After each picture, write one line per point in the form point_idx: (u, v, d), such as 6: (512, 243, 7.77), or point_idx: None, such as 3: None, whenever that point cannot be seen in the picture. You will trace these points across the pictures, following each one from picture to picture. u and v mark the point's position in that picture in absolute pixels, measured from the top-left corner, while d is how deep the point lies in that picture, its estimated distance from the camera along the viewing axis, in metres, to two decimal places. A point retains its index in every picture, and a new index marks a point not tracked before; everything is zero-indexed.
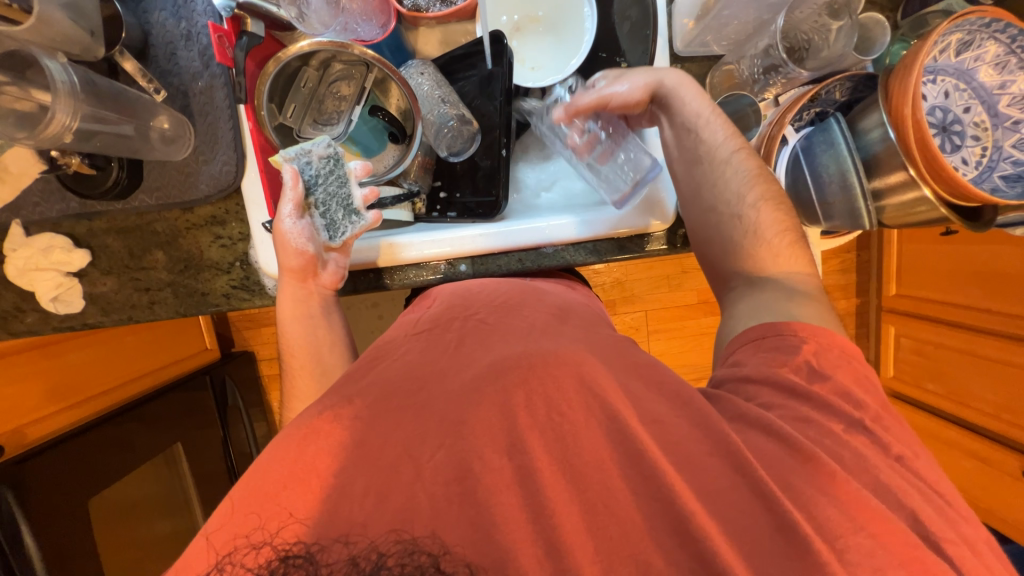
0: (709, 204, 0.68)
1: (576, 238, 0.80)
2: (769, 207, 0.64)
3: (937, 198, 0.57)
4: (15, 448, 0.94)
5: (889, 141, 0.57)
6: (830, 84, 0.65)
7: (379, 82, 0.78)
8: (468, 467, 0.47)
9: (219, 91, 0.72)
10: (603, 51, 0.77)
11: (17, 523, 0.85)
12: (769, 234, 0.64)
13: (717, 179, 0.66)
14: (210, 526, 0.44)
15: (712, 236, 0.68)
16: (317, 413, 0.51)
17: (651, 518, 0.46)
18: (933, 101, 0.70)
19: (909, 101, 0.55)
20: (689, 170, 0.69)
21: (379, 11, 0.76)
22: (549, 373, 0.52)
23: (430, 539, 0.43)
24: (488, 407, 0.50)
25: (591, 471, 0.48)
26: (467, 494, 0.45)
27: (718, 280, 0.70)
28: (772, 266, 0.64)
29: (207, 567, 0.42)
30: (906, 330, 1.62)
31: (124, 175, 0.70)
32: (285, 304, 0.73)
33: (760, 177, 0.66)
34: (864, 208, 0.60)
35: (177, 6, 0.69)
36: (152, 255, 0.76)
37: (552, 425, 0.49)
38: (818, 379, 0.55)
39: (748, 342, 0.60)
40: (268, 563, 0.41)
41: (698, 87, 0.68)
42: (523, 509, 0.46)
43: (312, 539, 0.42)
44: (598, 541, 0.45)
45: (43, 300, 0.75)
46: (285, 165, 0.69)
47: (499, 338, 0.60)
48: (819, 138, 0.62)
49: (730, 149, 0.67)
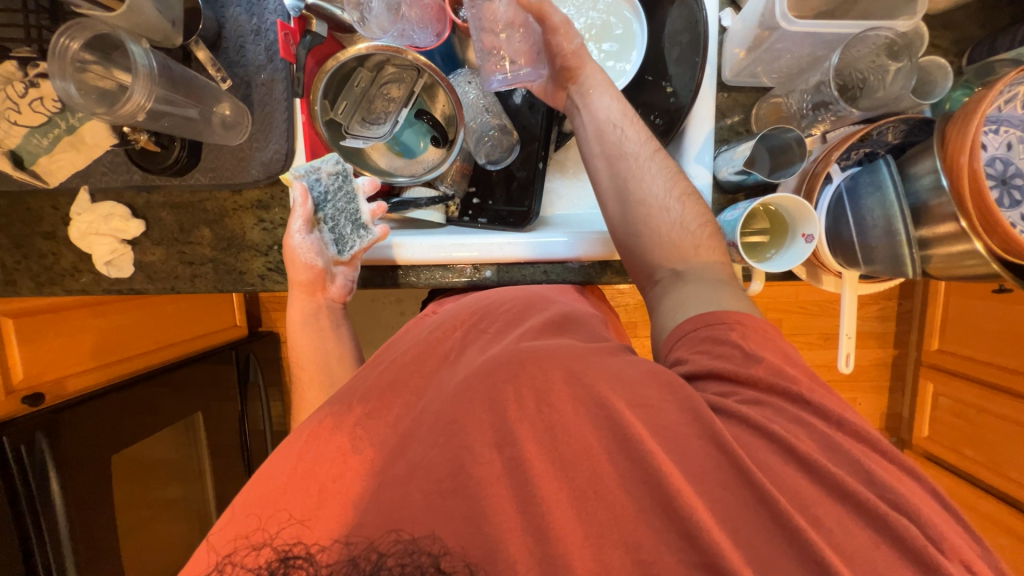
0: (635, 199, 0.70)
1: (561, 256, 0.80)
2: (690, 202, 0.69)
3: (990, 254, 0.53)
4: (54, 398, 1.00)
5: (940, 188, 0.55)
6: (882, 125, 0.63)
7: (427, 87, 0.82)
8: (460, 464, 0.51)
9: (279, 84, 0.76)
10: (649, 74, 0.79)
11: (45, 467, 0.91)
12: (693, 225, 0.68)
13: (644, 175, 0.70)
14: (219, 525, 0.51)
15: (641, 228, 0.70)
16: (320, 418, 0.57)
17: (635, 536, 0.49)
18: (994, 152, 0.62)
19: (966, 148, 0.52)
20: (613, 165, 0.71)
21: (435, 20, 0.77)
22: (545, 393, 0.56)
23: (430, 540, 0.47)
24: (480, 408, 0.55)
25: (584, 487, 0.51)
26: (458, 489, 0.50)
27: (643, 275, 0.71)
28: (694, 258, 0.67)
29: (208, 567, 0.48)
30: (945, 388, 1.53)
31: (185, 155, 0.75)
32: (297, 316, 0.78)
33: (677, 176, 0.71)
34: (909, 255, 0.57)
35: (251, 3, 0.74)
36: (199, 231, 0.81)
37: (546, 439, 0.53)
38: (751, 363, 0.57)
39: (683, 336, 0.63)
40: (268, 563, 0.47)
41: (615, 92, 0.74)
42: (514, 514, 0.50)
43: (312, 540, 0.48)
44: (579, 555, 0.48)
45: (98, 263, 0.81)
46: (295, 181, 0.72)
47: (514, 347, 0.62)
48: (866, 180, 0.61)
49: (649, 148, 0.71)
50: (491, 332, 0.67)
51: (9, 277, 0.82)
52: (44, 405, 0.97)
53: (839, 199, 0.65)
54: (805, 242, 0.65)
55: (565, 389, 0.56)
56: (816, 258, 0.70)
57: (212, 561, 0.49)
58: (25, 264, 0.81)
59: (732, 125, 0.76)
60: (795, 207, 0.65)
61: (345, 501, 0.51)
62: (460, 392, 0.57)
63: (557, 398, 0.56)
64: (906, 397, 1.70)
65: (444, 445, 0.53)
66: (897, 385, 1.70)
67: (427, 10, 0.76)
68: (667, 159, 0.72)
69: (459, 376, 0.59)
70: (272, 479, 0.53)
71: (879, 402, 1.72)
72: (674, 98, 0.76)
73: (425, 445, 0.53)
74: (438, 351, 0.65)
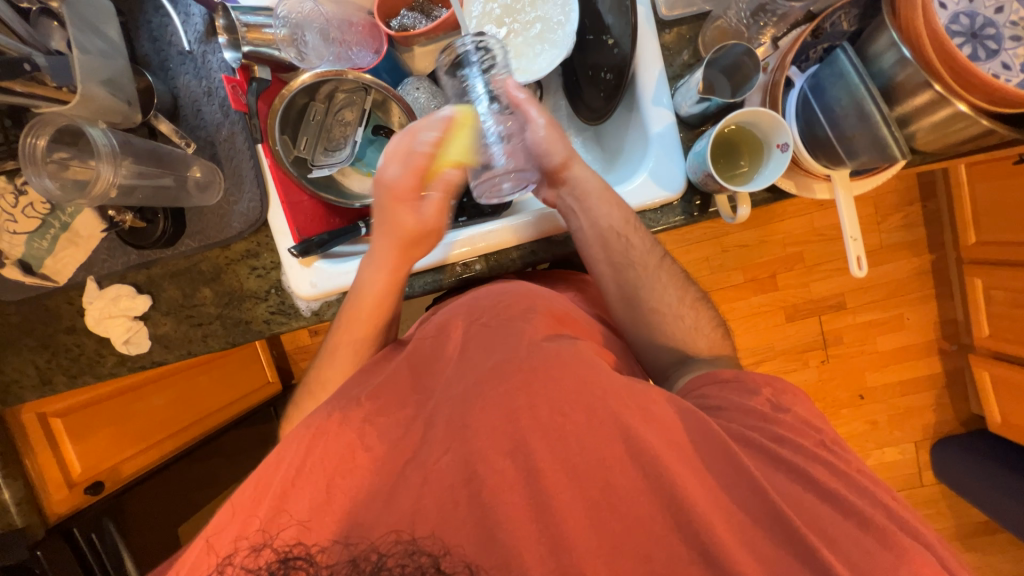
0: (649, 307, 0.73)
1: (523, 238, 0.78)
2: (700, 308, 0.74)
3: (975, 111, 0.51)
4: (114, 483, 1.06)
5: (904, 60, 0.52)
6: (832, 14, 0.62)
7: (378, 103, 0.85)
8: (472, 469, 0.53)
9: (239, 135, 0.78)
10: (590, 32, 0.81)
11: (119, 552, 1.00)
12: (702, 327, 0.72)
13: (653, 287, 0.73)
14: (214, 528, 0.53)
15: (651, 331, 0.73)
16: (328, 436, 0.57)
17: (644, 507, 0.51)
18: (956, 8, 0.59)
19: (920, 11, 0.50)
20: (620, 273, 0.73)
21: (371, 38, 0.81)
22: (551, 376, 0.57)
23: (430, 540, 0.50)
24: (482, 407, 0.56)
25: (590, 465, 0.52)
26: (472, 494, 0.52)
27: (635, 318, 0.73)
28: (691, 333, 0.72)
29: (209, 568, 0.50)
30: (996, 281, 1.43)
31: (169, 224, 0.78)
32: (325, 359, 0.77)
33: (685, 284, 0.75)
34: (889, 135, 0.54)
35: (198, 68, 0.78)
36: (202, 292, 0.83)
37: (550, 423, 0.54)
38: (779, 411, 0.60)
39: (703, 376, 0.65)
40: (268, 564, 0.49)
41: (612, 199, 0.73)
42: (523, 499, 0.51)
43: (311, 541, 0.51)
44: (586, 528, 0.50)
45: (117, 344, 0.84)
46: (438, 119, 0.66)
47: (513, 350, 0.62)
48: (827, 73, 0.58)
49: (655, 256, 0.74)
50: (492, 325, 0.67)
51: (45, 377, 0.86)
52: (105, 493, 1.04)
53: (805, 100, 0.63)
54: (780, 152, 0.64)
55: (569, 380, 0.57)
56: (799, 167, 0.67)
57: (212, 562, 0.51)
58: (55, 361, 0.86)
59: (683, 62, 0.74)
60: (763, 118, 0.64)
61: (362, 512, 0.52)
62: (463, 395, 0.58)
63: (560, 384, 0.57)
64: (957, 301, 1.59)
65: (455, 449, 0.54)
66: (943, 291, 1.60)
67: (359, 31, 0.80)
68: (673, 266, 0.75)
69: (464, 379, 0.60)
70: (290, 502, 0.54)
71: (928, 313, 1.61)
72: (618, 49, 0.75)
73: (439, 449, 0.55)
74: (444, 351, 0.68)
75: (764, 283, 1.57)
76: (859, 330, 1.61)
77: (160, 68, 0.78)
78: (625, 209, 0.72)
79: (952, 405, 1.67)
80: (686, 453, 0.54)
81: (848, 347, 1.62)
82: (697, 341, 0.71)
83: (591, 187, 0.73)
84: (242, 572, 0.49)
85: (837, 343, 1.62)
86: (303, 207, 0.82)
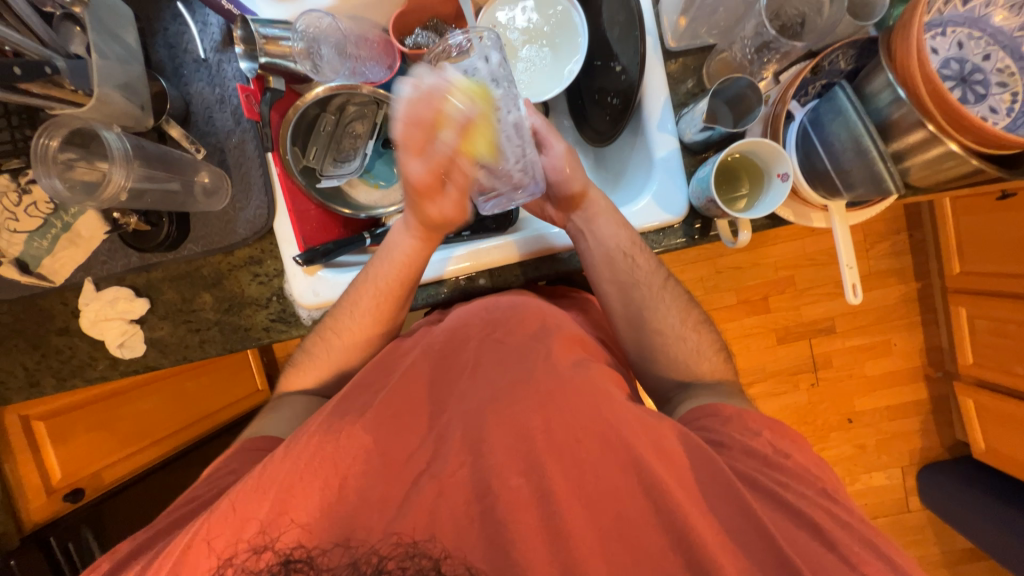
0: (652, 328, 0.74)
1: (524, 254, 0.78)
2: (703, 330, 0.74)
3: (966, 151, 0.54)
4: (93, 490, 1.03)
5: (900, 100, 0.55)
6: (831, 54, 0.65)
7: (389, 118, 0.89)
8: (486, 485, 0.56)
9: (250, 143, 0.79)
10: (598, 58, 0.84)
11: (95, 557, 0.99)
12: (707, 352, 0.73)
13: (656, 307, 0.74)
14: (211, 535, 0.53)
15: (654, 356, 0.74)
16: (334, 447, 0.58)
17: (645, 525, 0.54)
18: (948, 53, 0.65)
19: (915, 55, 0.53)
20: (625, 292, 0.75)
21: (384, 54, 0.83)
22: (566, 401, 0.60)
23: (434, 546, 0.53)
24: (494, 423, 0.59)
25: (591, 484, 0.56)
26: (485, 510, 0.55)
27: (633, 333, 0.75)
28: (693, 354, 0.73)
29: (211, 569, 0.51)
30: (978, 310, 1.47)
31: (174, 229, 0.78)
32: (322, 363, 0.77)
33: (688, 305, 0.76)
34: (884, 170, 0.56)
35: (212, 76, 0.79)
36: (201, 297, 0.82)
37: (560, 444, 0.57)
38: (781, 454, 0.60)
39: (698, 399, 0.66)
40: (269, 565, 0.51)
41: (617, 219, 0.74)
42: (532, 512, 0.55)
43: (314, 546, 0.53)
44: (589, 543, 0.53)
45: (111, 347, 0.82)
46: (425, 84, 0.56)
47: (520, 369, 0.64)
48: (826, 108, 0.61)
49: (659, 277, 0.75)
50: (506, 342, 0.68)
51: (33, 378, 0.85)
52: (84, 500, 1.01)
53: (805, 133, 0.65)
54: (781, 181, 0.66)
55: (574, 400, 0.60)
56: (796, 196, 0.70)
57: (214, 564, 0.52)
58: (45, 363, 0.84)
59: (687, 90, 0.77)
60: (763, 148, 0.67)
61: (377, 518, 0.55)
62: (474, 411, 0.61)
63: (573, 410, 0.59)
64: (941, 328, 1.63)
65: (472, 464, 0.57)
66: (929, 318, 1.64)
67: (373, 46, 0.81)
68: (676, 288, 0.76)
69: (474, 395, 0.63)
70: (295, 514, 0.54)
71: (914, 339, 1.65)
72: (624, 76, 0.78)
73: (454, 464, 0.57)
74: (456, 361, 0.68)
75: (757, 305, 1.59)
76: (848, 355, 1.64)
77: (174, 74, 0.79)
78: (630, 229, 0.74)
79: (937, 430, 1.70)
80: (688, 476, 0.56)
81: (837, 371, 1.65)
82: (697, 358, 0.72)
83: (599, 208, 0.75)
84: (244, 573, 0.51)
85: (826, 366, 1.64)
86: (309, 216, 0.82)
